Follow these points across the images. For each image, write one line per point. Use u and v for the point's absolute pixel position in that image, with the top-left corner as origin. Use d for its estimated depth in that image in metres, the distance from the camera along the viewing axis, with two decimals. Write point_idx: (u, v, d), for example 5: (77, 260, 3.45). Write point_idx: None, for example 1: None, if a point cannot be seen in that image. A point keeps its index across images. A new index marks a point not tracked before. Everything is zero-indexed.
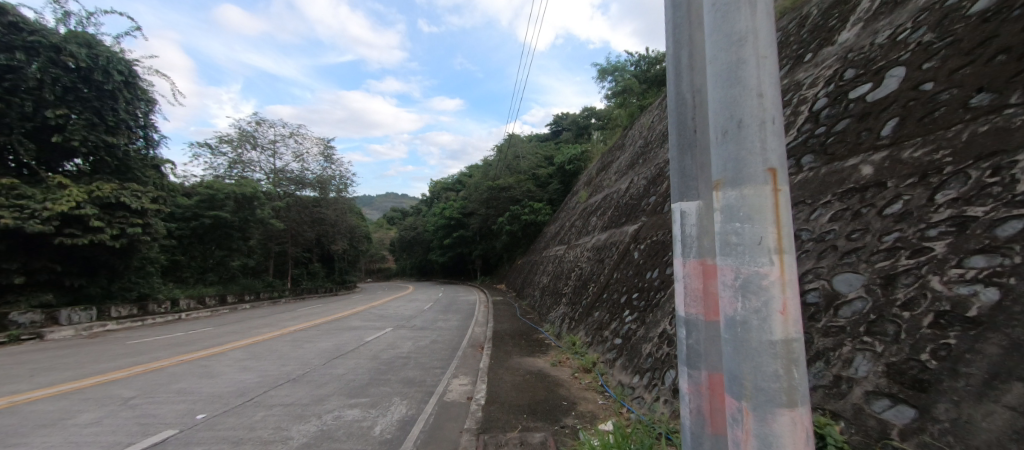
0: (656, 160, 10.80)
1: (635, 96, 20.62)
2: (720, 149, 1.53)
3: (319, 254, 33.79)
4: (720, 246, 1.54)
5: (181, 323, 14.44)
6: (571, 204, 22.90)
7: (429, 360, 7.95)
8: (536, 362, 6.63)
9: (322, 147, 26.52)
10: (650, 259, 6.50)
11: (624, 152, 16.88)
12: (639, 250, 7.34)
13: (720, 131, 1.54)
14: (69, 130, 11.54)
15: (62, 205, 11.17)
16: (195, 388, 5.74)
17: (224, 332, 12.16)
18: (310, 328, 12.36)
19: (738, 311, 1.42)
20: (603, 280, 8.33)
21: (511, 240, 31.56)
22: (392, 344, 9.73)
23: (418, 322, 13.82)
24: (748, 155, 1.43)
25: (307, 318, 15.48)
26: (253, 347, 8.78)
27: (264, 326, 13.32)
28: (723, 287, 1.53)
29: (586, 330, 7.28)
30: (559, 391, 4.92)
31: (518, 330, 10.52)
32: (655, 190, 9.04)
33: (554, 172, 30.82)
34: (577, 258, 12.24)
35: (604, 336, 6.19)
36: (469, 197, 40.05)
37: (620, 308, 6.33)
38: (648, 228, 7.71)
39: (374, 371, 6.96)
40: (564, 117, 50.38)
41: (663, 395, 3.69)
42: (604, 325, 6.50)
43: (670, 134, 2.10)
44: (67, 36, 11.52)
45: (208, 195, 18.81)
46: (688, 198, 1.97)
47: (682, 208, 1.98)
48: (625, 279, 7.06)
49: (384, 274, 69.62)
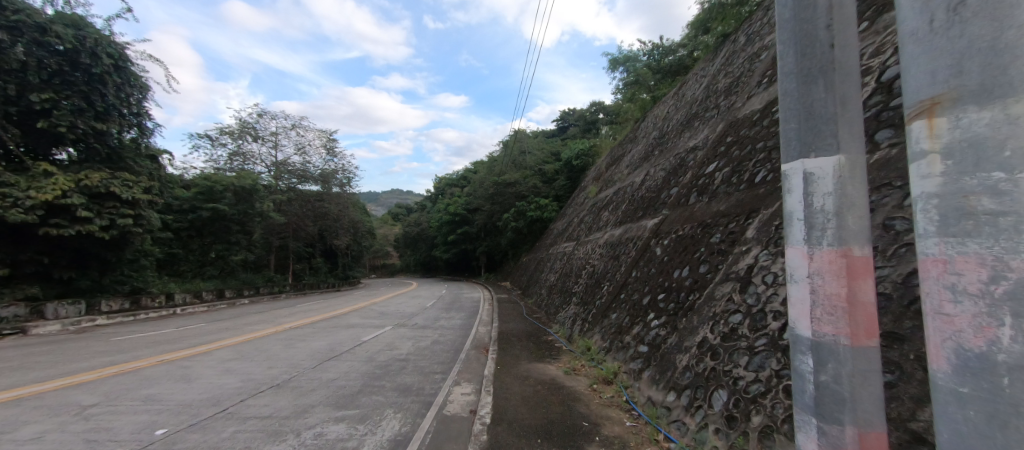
0: (675, 150, 10.02)
1: (648, 87, 19.74)
2: (939, 59, 1.18)
3: (321, 249, 33.31)
4: (948, 216, 1.13)
5: (175, 318, 13.92)
6: (579, 200, 22.20)
7: (430, 363, 7.29)
8: (547, 370, 5.93)
9: (324, 140, 25.90)
10: (677, 256, 5.77)
11: (637, 145, 16.05)
12: (661, 246, 6.62)
13: (943, 33, 1.18)
14: (55, 116, 10.98)
15: (46, 194, 10.61)
16: (167, 394, 5.13)
17: (216, 329, 11.57)
18: (306, 325, 11.76)
19: (989, 353, 1.01)
20: (619, 279, 7.62)
21: (517, 237, 30.80)
22: (390, 344, 9.09)
23: (419, 320, 13.16)
24: (992, 45, 1.07)
25: (305, 314, 14.91)
26: (243, 347, 8.19)
27: (258, 323, 12.74)
28: (946, 313, 1.12)
29: (602, 333, 6.57)
30: (577, 408, 4.24)
31: (525, 330, 9.87)
32: (677, 181, 8.27)
33: (561, 167, 30.00)
34: (589, 255, 11.51)
35: (624, 342, 5.51)
36: (474, 193, 39.42)
37: (643, 311, 5.65)
38: (670, 222, 7.00)
39: (368, 376, 6.32)
40: (571, 113, 49.34)
41: (713, 422, 3.01)
42: (624, 329, 5.79)
43: (787, 60, 1.58)
44: (54, 17, 10.93)
45: (206, 187, 18.25)
46: (821, 155, 1.37)
47: (812, 171, 1.38)
48: (646, 277, 6.38)
49: (389, 271, 69.28)
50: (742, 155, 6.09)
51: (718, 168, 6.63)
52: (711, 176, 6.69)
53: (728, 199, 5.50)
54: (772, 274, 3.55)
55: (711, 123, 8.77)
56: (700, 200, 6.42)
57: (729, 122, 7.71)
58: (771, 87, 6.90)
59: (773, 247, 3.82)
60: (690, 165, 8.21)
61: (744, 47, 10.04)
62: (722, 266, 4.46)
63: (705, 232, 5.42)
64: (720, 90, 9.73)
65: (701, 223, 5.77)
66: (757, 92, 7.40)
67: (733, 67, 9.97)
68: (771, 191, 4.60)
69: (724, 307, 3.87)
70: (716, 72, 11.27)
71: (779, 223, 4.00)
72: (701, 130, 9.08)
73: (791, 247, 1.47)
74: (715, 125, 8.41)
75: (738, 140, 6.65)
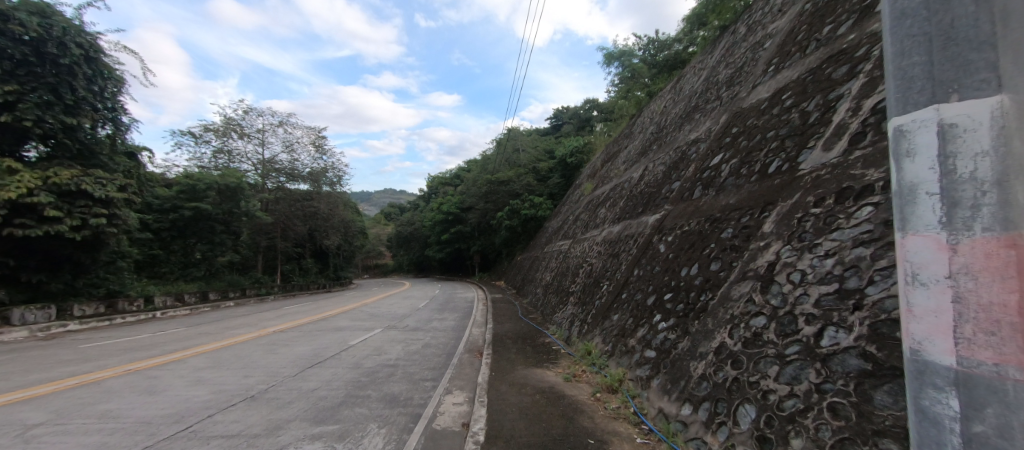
0: (676, 143, 9.66)
1: (643, 82, 19.40)
2: None
3: (311, 249, 32.59)
4: None
5: (153, 322, 13.31)
6: (574, 197, 21.86)
7: (420, 369, 6.85)
8: (545, 377, 5.52)
9: (313, 138, 25.25)
10: (683, 253, 5.40)
11: (634, 140, 15.69)
12: (666, 243, 6.23)
13: None
14: (20, 109, 10.37)
15: (10, 192, 9.98)
16: (125, 410, 4.65)
17: (195, 333, 11.00)
18: (291, 328, 11.24)
19: None
20: (620, 278, 7.24)
21: (511, 235, 30.36)
22: (378, 348, 8.63)
23: (411, 321, 12.69)
24: None
25: (292, 317, 14.35)
26: (220, 353, 7.69)
27: (241, 326, 12.18)
28: None
29: (603, 336, 6.18)
30: (580, 422, 3.84)
31: (521, 332, 9.47)
32: (679, 175, 7.91)
33: (555, 165, 29.62)
34: (586, 253, 11.12)
35: (628, 346, 5.13)
36: (467, 192, 38.94)
37: (647, 313, 5.27)
38: (674, 217, 6.63)
39: (352, 384, 5.87)
40: (564, 110, 48.94)
41: (740, 443, 2.63)
42: (628, 332, 5.40)
43: (909, 23, 1.50)
44: (17, 4, 10.31)
45: (188, 186, 17.59)
46: (969, 121, 1.27)
47: (963, 139, 1.28)
48: (649, 276, 6.01)
49: (381, 271, 68.48)
50: (751, 145, 5.74)
51: (725, 160, 6.27)
52: (717, 168, 6.33)
53: (739, 192, 5.13)
54: (799, 272, 3.18)
55: (713, 114, 8.42)
56: (707, 194, 6.05)
57: (734, 112, 7.35)
58: (778, 75, 6.55)
59: (797, 242, 3.46)
60: (692, 158, 7.86)
61: (745, 37, 9.70)
62: (737, 263, 4.08)
63: (715, 227, 5.05)
64: (722, 81, 9.39)
65: (709, 218, 5.41)
66: (763, 80, 7.07)
67: (734, 58, 9.62)
68: (789, 182, 4.23)
69: (743, 309, 3.49)
70: (716, 63, 10.93)
71: (802, 216, 3.64)
72: (702, 123, 8.73)
73: (918, 236, 1.39)
74: (717, 117, 8.08)
75: (745, 130, 6.29)
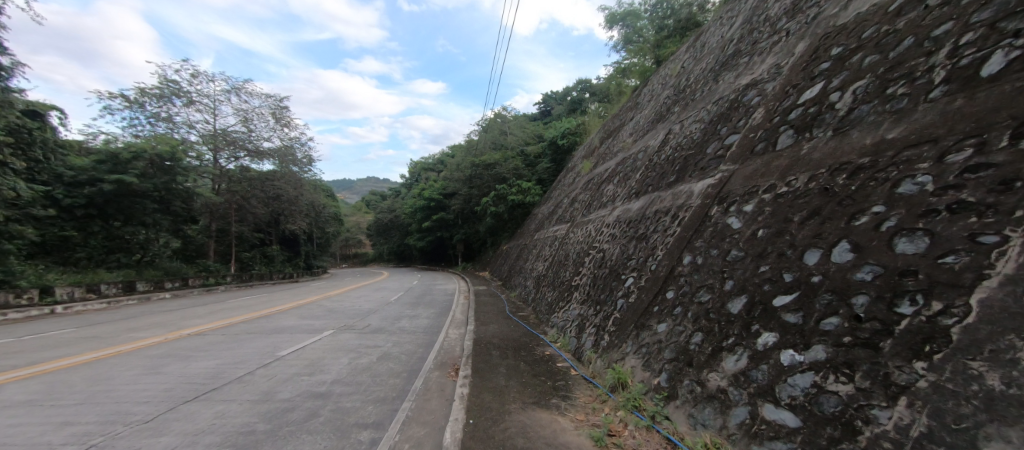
0: (715, 95, 7.48)
1: (649, 50, 17.23)
2: None
3: (277, 235, 29.63)
4: None
5: (46, 319, 10.55)
6: (568, 179, 19.75)
7: (360, 403, 4.53)
8: (557, 436, 3.22)
9: (272, 108, 22.25)
10: (799, 226, 3.14)
11: (642, 111, 13.46)
12: (741, 215, 4.02)
13: None
14: None
15: None
16: None
17: (83, 336, 8.37)
18: (214, 331, 8.68)
19: None
20: (656, 269, 5.01)
21: (496, 223, 28.05)
22: (315, 362, 6.25)
23: (374, 320, 10.31)
24: None
25: (229, 313, 11.72)
26: (65, 377, 5.18)
27: (153, 326, 9.55)
28: None
29: (643, 357, 3.97)
30: None
31: (511, 338, 7.24)
32: (733, 129, 5.74)
33: (544, 147, 27.31)
34: (593, 237, 8.91)
35: (708, 388, 2.89)
36: (450, 177, 36.39)
37: (738, 329, 3.02)
38: (745, 178, 4.43)
39: (232, 442, 3.51)
40: (552, 95, 46.35)
41: None
42: (700, 360, 3.17)
43: None
44: None
45: (109, 154, 14.79)
46: None
47: None
48: (718, 266, 3.79)
49: (360, 260, 65.52)
50: (897, 54, 3.52)
51: (835, 87, 4.06)
52: (822, 101, 4.11)
53: (904, 120, 2.93)
54: None
55: (777, 49, 6.22)
56: (811, 137, 3.86)
57: (822, 35, 5.15)
58: None
59: None
60: (756, 103, 5.64)
61: None
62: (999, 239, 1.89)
63: (867, 180, 2.84)
64: (777, 15, 7.19)
65: (839, 167, 3.20)
66: None
67: None
68: None
69: None
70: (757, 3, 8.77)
71: None
72: (759, 63, 6.51)
73: None
74: (784, 49, 5.94)
75: (865, 43, 4.09)
